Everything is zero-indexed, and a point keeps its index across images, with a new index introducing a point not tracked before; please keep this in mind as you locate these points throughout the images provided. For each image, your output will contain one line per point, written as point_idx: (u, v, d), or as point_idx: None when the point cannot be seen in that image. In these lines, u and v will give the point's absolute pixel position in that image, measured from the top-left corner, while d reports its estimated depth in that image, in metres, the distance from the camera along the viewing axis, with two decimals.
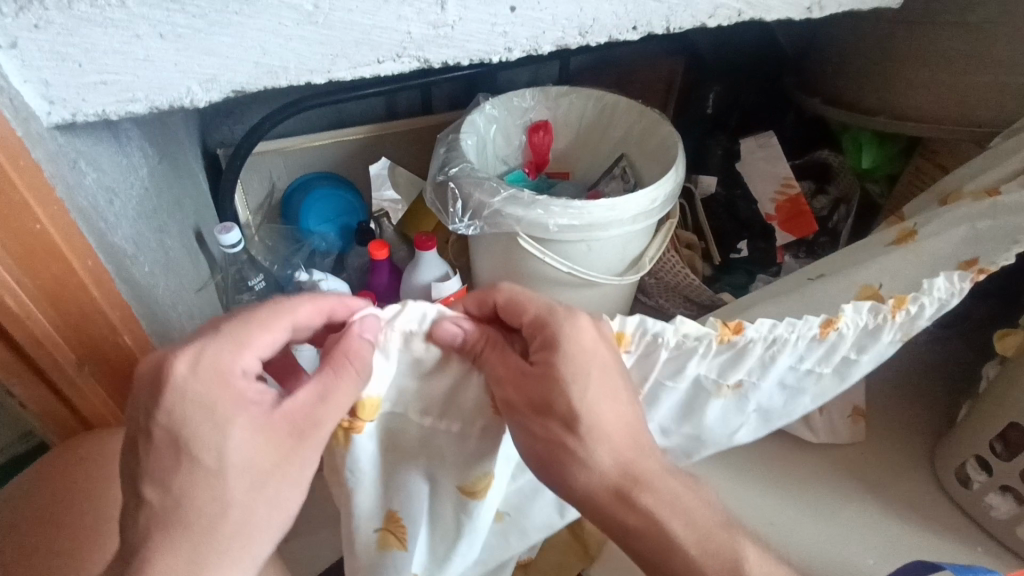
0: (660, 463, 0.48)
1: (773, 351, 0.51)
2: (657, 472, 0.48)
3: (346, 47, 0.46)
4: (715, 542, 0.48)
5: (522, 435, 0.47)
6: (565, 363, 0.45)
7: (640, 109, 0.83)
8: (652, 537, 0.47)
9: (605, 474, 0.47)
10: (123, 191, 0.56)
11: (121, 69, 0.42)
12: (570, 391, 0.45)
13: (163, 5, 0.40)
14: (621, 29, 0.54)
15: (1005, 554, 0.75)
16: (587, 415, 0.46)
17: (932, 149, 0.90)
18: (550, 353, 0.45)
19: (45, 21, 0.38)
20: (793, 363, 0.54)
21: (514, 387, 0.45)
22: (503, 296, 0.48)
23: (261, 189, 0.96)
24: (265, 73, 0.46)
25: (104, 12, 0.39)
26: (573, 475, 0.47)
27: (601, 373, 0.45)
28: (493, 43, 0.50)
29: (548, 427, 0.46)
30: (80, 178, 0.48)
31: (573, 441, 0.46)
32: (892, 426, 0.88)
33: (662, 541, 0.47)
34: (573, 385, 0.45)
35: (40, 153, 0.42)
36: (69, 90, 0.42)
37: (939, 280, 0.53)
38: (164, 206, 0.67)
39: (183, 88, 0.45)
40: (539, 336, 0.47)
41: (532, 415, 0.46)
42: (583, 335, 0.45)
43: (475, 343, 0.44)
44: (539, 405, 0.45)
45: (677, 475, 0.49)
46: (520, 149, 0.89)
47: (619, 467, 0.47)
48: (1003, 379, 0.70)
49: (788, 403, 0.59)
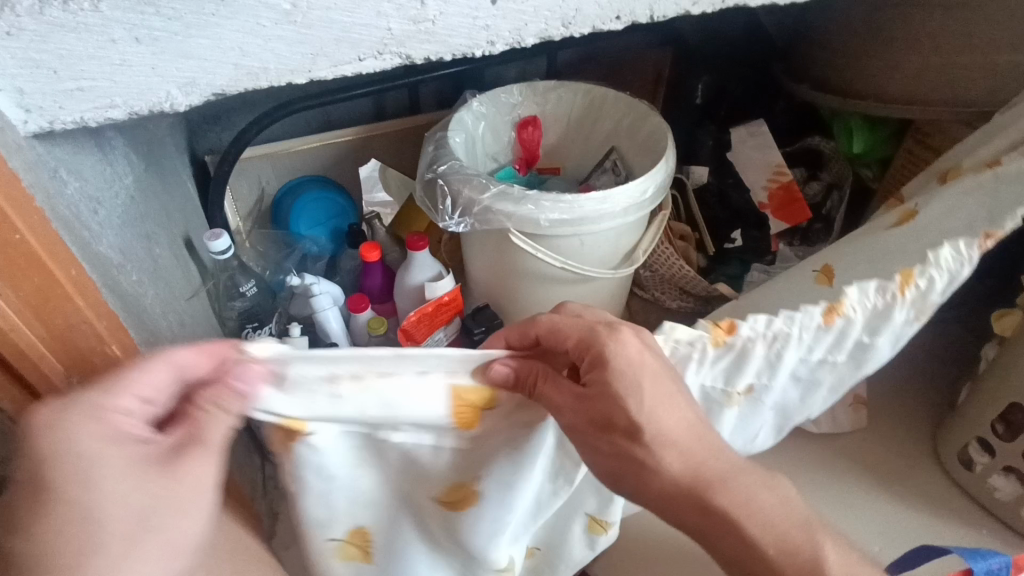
0: (730, 462, 0.47)
1: (777, 348, 0.51)
2: (728, 473, 0.47)
3: (326, 45, 0.45)
4: (793, 541, 0.47)
5: (589, 452, 0.47)
6: (617, 380, 0.44)
7: (628, 101, 0.82)
8: (739, 541, 0.47)
9: (678, 484, 0.46)
10: (108, 200, 0.56)
11: (98, 75, 0.42)
12: (627, 406, 0.44)
13: (137, 8, 0.39)
14: (605, 20, 0.53)
15: (1011, 536, 0.75)
16: (650, 427, 0.45)
17: (922, 132, 0.89)
18: (600, 372, 0.45)
19: (17, 28, 0.38)
20: (803, 357, 0.54)
21: (576, 411, 0.46)
22: (542, 328, 0.48)
23: (251, 195, 0.96)
24: (246, 75, 0.45)
25: (77, 17, 0.38)
26: (647, 487, 0.47)
27: (654, 381, 0.45)
28: (475, 37, 0.49)
29: (615, 442, 0.46)
30: (62, 188, 0.47)
31: (641, 452, 0.46)
32: (895, 411, 0.88)
33: (747, 546, 0.46)
34: (630, 400, 0.45)
35: (19, 163, 0.41)
36: (46, 98, 0.42)
37: (946, 251, 0.52)
38: (151, 214, 0.66)
39: (162, 92, 0.44)
40: (586, 356, 0.46)
41: (595, 432, 0.46)
42: (628, 351, 0.45)
43: (525, 378, 0.45)
44: (603, 422, 0.45)
45: (752, 473, 0.49)
46: (509, 146, 0.89)
47: (691, 473, 0.46)
48: (1003, 359, 0.70)
49: (805, 398, 0.59)
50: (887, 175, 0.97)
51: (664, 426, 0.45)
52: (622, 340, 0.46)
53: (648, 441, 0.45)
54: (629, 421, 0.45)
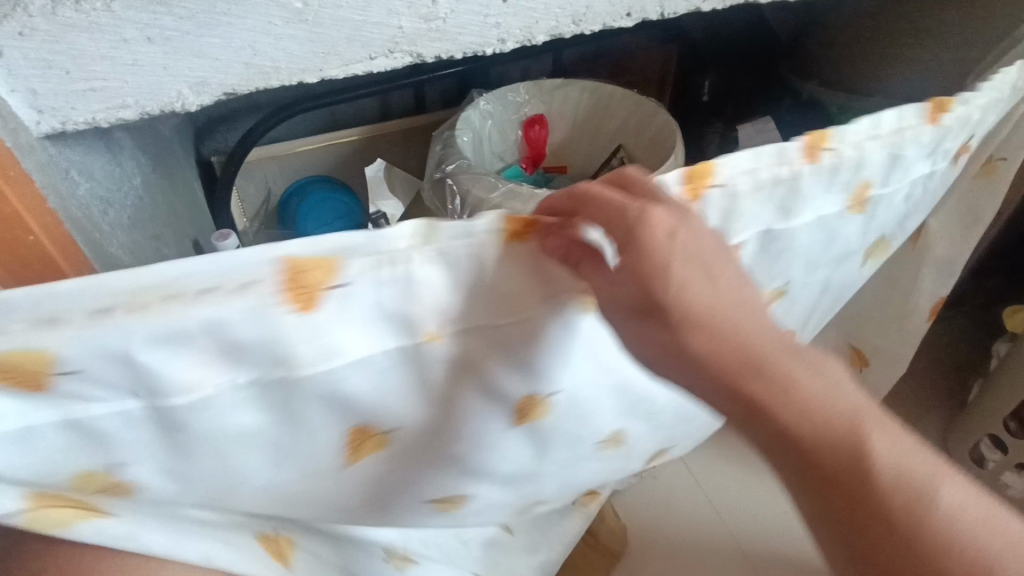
0: (799, 363, 0.37)
1: (768, 187, 0.44)
2: (795, 371, 0.37)
3: (337, 44, 0.45)
4: (902, 481, 0.34)
5: (624, 334, 0.39)
6: (643, 256, 0.36)
7: (635, 98, 0.82)
8: (803, 456, 0.37)
9: (723, 380, 0.38)
10: (117, 201, 0.55)
11: (110, 75, 0.41)
12: (653, 283, 0.36)
13: (149, 8, 0.39)
14: (615, 16, 0.53)
15: None
16: (680, 307, 0.37)
17: None
18: (627, 251, 0.36)
19: (30, 29, 0.37)
20: (813, 198, 0.47)
21: (609, 288, 0.38)
22: (577, 199, 0.38)
23: (257, 195, 0.96)
24: (257, 74, 0.45)
25: (89, 17, 0.38)
26: (687, 377, 0.39)
27: (685, 261, 0.36)
28: (486, 34, 0.49)
29: (652, 327, 0.38)
30: (73, 188, 0.47)
31: (678, 337, 0.37)
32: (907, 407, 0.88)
33: (815, 460, 0.36)
34: (658, 277, 0.36)
35: (32, 163, 0.41)
36: (58, 99, 0.42)
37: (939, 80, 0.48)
38: (159, 214, 0.66)
39: (174, 92, 0.44)
40: (615, 231, 0.37)
41: (631, 311, 0.38)
42: (656, 227, 0.36)
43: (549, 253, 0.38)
44: (636, 303, 0.37)
45: (830, 375, 0.38)
46: (516, 145, 0.88)
47: (735, 372, 0.37)
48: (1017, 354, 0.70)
49: (826, 251, 0.53)
50: None
51: (684, 292, 0.36)
52: (654, 218, 0.36)
53: (678, 319, 0.37)
54: (647, 293, 0.37)
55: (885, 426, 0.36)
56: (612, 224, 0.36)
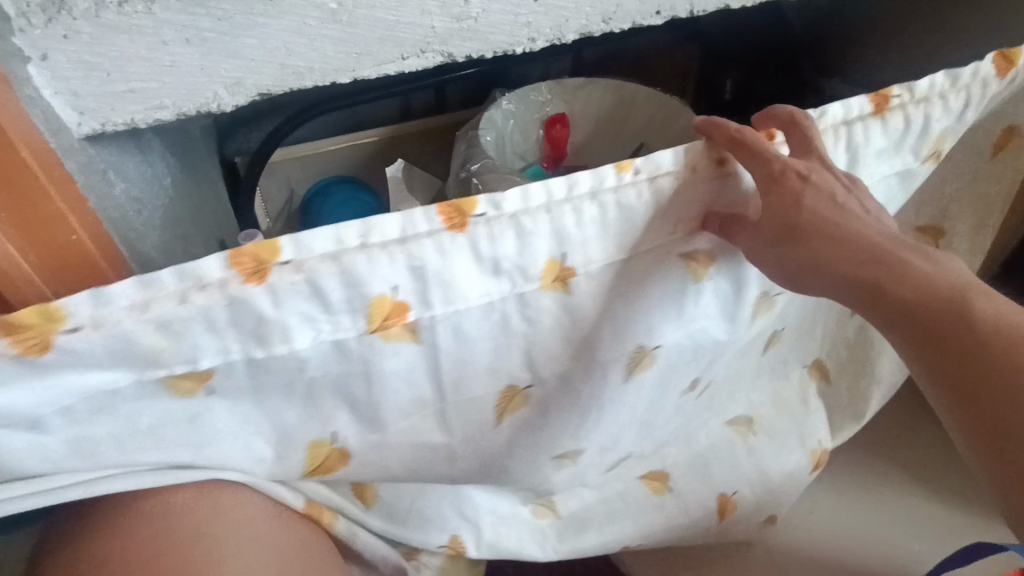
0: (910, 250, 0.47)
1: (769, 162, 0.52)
2: (903, 257, 0.46)
3: (370, 44, 0.46)
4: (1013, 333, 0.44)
5: (771, 260, 0.49)
6: (784, 185, 0.47)
7: (659, 97, 0.82)
8: (951, 328, 0.45)
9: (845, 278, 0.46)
10: (150, 201, 0.56)
11: (148, 76, 0.42)
12: (801, 206, 0.47)
13: (188, 9, 0.39)
14: (644, 15, 0.53)
15: None
16: (809, 223, 0.47)
17: None
18: (775, 184, 0.47)
19: (74, 31, 0.38)
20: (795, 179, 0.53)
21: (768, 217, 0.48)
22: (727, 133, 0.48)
23: (280, 195, 0.97)
24: (291, 75, 0.45)
25: (130, 19, 0.39)
26: (821, 283, 0.48)
27: (816, 187, 0.47)
28: (516, 33, 0.49)
29: (796, 246, 0.47)
30: (110, 188, 0.48)
31: (817, 246, 0.47)
32: None
33: (958, 328, 0.44)
34: (803, 200, 0.47)
35: (72, 164, 0.42)
36: (97, 100, 0.42)
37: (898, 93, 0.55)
38: (189, 215, 0.67)
39: (210, 93, 0.44)
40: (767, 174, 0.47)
41: (777, 234, 0.48)
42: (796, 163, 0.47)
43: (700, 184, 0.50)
44: (786, 227, 0.47)
45: (925, 256, 0.47)
46: (538, 144, 0.87)
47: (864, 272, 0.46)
48: None
49: None
50: None
51: (836, 222, 0.46)
52: (792, 161, 0.47)
53: (819, 238, 0.46)
54: (793, 219, 0.47)
55: (984, 296, 0.45)
56: (764, 168, 0.47)
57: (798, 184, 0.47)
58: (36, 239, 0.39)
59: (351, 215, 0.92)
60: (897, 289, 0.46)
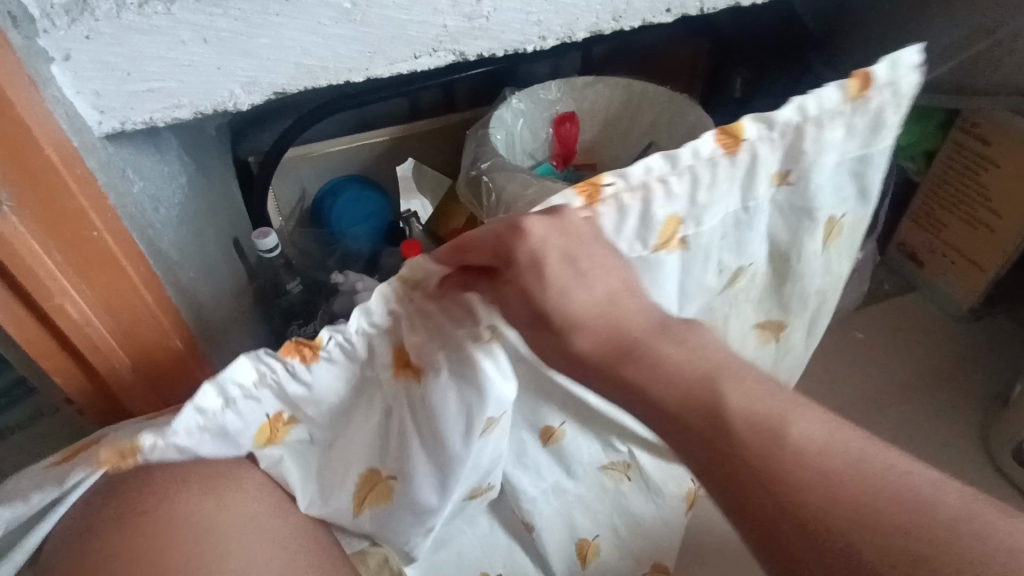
0: (741, 358, 0.46)
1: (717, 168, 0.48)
2: (647, 341, 0.46)
3: (383, 43, 0.46)
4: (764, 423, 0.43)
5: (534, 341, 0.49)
6: (523, 264, 0.45)
7: (669, 95, 0.82)
8: (689, 404, 0.45)
9: (591, 354, 0.47)
10: (166, 199, 0.57)
11: (167, 76, 0.43)
12: (531, 290, 0.45)
13: (206, 10, 0.40)
14: (654, 13, 0.53)
15: None
16: (558, 311, 0.46)
17: (971, 121, 0.88)
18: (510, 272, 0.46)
19: (96, 33, 0.39)
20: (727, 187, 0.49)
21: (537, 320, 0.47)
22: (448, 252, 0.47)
23: (292, 195, 0.98)
24: (306, 74, 0.46)
25: (150, 20, 0.40)
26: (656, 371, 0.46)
27: (541, 270, 0.45)
28: (527, 32, 0.50)
29: (542, 335, 0.48)
30: (129, 186, 0.49)
31: (550, 333, 0.47)
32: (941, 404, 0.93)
33: (699, 407, 0.44)
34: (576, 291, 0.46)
35: (93, 162, 0.43)
36: (118, 100, 0.43)
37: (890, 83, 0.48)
38: (203, 214, 0.68)
39: (226, 92, 0.45)
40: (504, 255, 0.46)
41: (530, 323, 0.47)
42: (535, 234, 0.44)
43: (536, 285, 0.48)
44: (536, 316, 0.46)
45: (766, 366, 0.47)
46: (546, 143, 0.88)
47: (603, 348, 0.47)
48: None
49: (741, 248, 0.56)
50: (933, 165, 0.94)
51: (571, 309, 0.46)
52: (530, 227, 0.44)
53: (576, 328, 0.46)
54: (536, 309, 0.46)
55: (736, 380, 0.45)
56: (492, 240, 0.46)
57: (537, 251, 0.45)
58: (61, 235, 0.41)
59: (362, 213, 0.94)
60: (647, 391, 0.46)
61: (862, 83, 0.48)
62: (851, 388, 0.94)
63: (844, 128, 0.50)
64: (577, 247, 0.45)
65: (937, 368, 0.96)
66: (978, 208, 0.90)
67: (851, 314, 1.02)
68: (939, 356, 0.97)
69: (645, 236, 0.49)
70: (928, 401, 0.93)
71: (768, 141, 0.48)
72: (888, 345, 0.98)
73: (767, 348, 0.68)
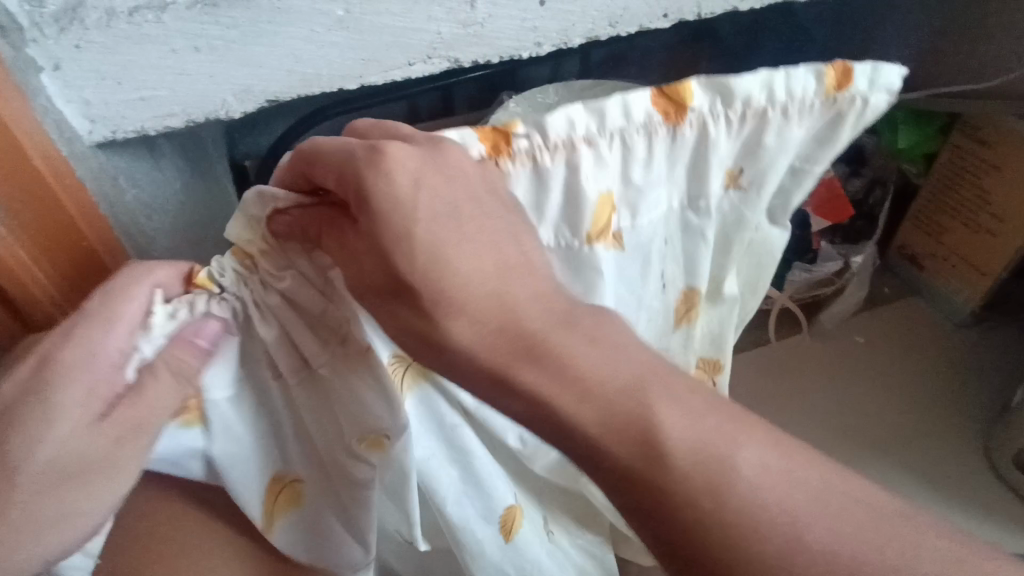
0: (687, 390, 0.43)
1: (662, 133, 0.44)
2: (566, 343, 0.42)
3: (377, 50, 0.46)
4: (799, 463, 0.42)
5: (389, 323, 0.43)
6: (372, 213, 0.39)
7: None
8: (542, 413, 0.42)
9: (473, 352, 0.42)
10: (159, 208, 0.57)
11: (158, 84, 0.42)
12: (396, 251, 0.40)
13: (198, 18, 0.40)
14: (651, 18, 0.53)
15: None
16: (425, 287, 0.41)
17: (972, 125, 0.87)
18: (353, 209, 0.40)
19: (86, 42, 0.39)
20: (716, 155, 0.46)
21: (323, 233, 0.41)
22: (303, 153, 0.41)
23: None
24: (299, 81, 0.46)
25: (140, 28, 0.39)
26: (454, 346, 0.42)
27: (476, 221, 0.42)
28: (523, 38, 0.49)
29: (401, 312, 0.42)
30: (120, 194, 0.49)
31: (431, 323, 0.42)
32: (936, 404, 0.93)
33: (556, 420, 0.42)
34: (416, 243, 0.40)
35: (84, 171, 0.43)
36: (109, 108, 0.43)
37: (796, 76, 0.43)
38: (198, 220, 0.68)
39: (219, 100, 0.45)
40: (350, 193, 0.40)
41: (382, 300, 0.42)
42: (396, 186, 0.39)
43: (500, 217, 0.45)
44: (386, 289, 0.41)
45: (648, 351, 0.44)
46: None
47: (488, 342, 0.42)
48: None
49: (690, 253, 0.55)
50: (934, 169, 0.94)
51: (454, 270, 0.41)
52: (384, 155, 0.39)
53: (457, 320, 0.42)
54: (387, 268, 0.40)
55: (665, 388, 0.42)
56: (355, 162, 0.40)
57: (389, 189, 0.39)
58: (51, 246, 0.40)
59: None
60: (562, 396, 0.41)
61: (841, 75, 0.43)
62: (852, 391, 0.94)
63: (813, 121, 0.45)
64: (465, 194, 0.40)
65: (938, 373, 0.96)
66: (979, 212, 0.89)
67: (852, 318, 1.01)
68: (940, 362, 0.97)
69: (574, 221, 0.47)
70: (928, 406, 0.92)
71: (720, 118, 0.44)
72: (888, 348, 0.98)
73: (709, 394, 0.71)
